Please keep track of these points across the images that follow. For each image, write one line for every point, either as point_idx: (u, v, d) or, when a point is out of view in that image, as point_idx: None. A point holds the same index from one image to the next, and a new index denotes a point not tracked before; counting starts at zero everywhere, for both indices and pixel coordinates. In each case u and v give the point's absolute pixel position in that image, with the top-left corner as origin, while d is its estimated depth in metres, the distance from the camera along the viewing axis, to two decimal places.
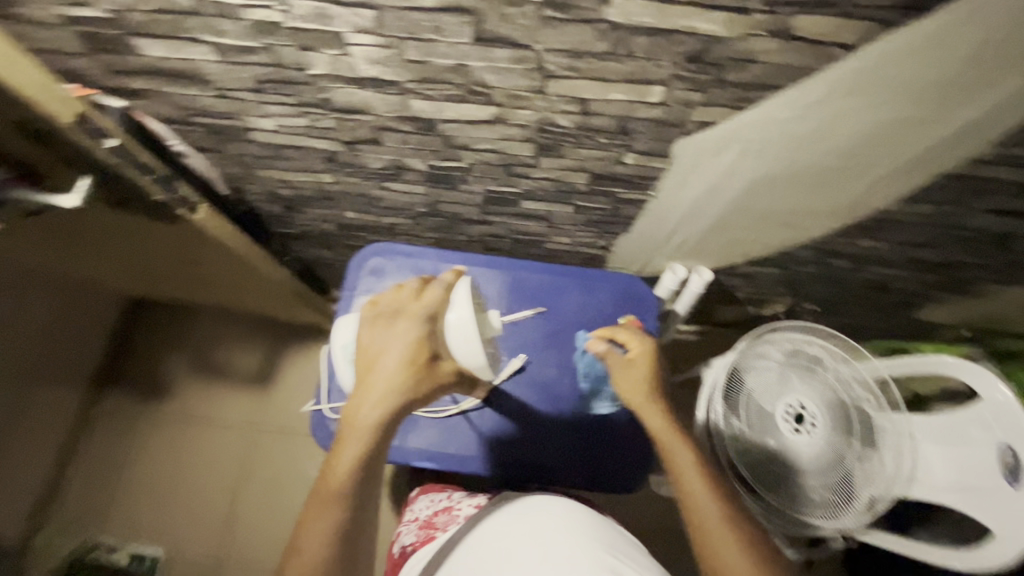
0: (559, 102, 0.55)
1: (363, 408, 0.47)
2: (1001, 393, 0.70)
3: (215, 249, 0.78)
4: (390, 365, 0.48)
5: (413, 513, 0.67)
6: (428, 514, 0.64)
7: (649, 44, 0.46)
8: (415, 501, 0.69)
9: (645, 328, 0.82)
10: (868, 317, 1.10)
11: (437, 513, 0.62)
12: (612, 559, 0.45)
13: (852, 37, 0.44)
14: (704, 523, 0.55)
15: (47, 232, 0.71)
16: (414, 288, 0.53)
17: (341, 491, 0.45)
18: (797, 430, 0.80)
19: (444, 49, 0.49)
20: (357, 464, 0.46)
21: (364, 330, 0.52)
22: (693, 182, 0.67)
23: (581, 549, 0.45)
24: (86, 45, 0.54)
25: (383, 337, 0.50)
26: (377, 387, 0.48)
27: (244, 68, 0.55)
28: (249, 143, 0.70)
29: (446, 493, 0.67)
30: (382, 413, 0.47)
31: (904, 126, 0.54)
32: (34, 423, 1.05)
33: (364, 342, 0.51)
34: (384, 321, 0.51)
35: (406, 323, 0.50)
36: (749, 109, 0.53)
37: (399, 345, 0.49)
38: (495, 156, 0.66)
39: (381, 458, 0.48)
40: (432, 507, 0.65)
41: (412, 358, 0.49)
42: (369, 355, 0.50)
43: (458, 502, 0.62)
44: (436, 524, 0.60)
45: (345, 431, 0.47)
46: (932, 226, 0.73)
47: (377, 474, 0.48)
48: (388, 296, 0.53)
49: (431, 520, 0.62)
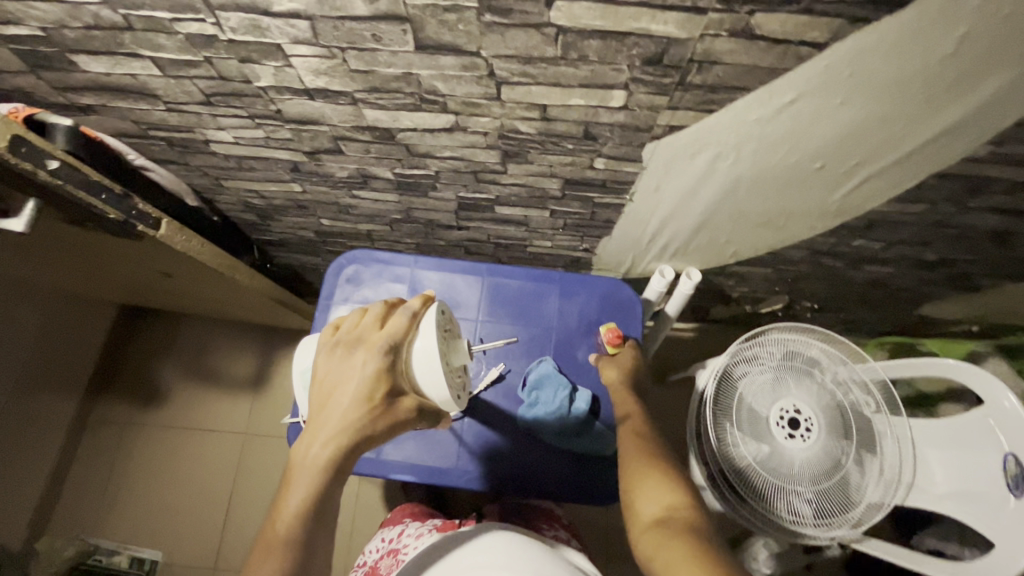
0: (516, 108, 0.52)
1: (314, 447, 0.46)
2: (1007, 400, 0.65)
3: (186, 262, 0.76)
4: (343, 402, 0.46)
5: (365, 558, 0.66)
6: (375, 558, 0.64)
7: (603, 47, 0.43)
8: (373, 540, 0.69)
9: (630, 334, 0.79)
10: (870, 313, 1.06)
11: (383, 557, 0.62)
12: None
13: (820, 35, 0.40)
14: (635, 460, 0.63)
15: (13, 248, 0.70)
16: (379, 314, 0.51)
17: (287, 536, 0.45)
18: (792, 436, 0.74)
19: (387, 58, 0.46)
20: (304, 507, 0.46)
21: (322, 358, 0.50)
22: (671, 185, 0.64)
23: None
24: (28, 62, 0.53)
25: (340, 369, 0.48)
26: (329, 425, 0.46)
27: (188, 82, 0.53)
28: (210, 155, 0.68)
29: (397, 531, 0.66)
30: (332, 453, 0.46)
31: (887, 126, 0.51)
32: (29, 431, 1.06)
33: (321, 372, 0.49)
34: (343, 350, 0.49)
35: (365, 354, 0.48)
36: (719, 111, 0.50)
37: (355, 380, 0.47)
38: (461, 163, 0.64)
39: (333, 500, 0.47)
40: (381, 549, 0.64)
41: (368, 395, 0.47)
42: (324, 389, 0.48)
43: (402, 544, 0.61)
44: (379, 570, 0.60)
45: (296, 470, 0.47)
46: (928, 225, 0.69)
47: (328, 517, 0.47)
48: (351, 320, 0.51)
49: (376, 566, 0.62)
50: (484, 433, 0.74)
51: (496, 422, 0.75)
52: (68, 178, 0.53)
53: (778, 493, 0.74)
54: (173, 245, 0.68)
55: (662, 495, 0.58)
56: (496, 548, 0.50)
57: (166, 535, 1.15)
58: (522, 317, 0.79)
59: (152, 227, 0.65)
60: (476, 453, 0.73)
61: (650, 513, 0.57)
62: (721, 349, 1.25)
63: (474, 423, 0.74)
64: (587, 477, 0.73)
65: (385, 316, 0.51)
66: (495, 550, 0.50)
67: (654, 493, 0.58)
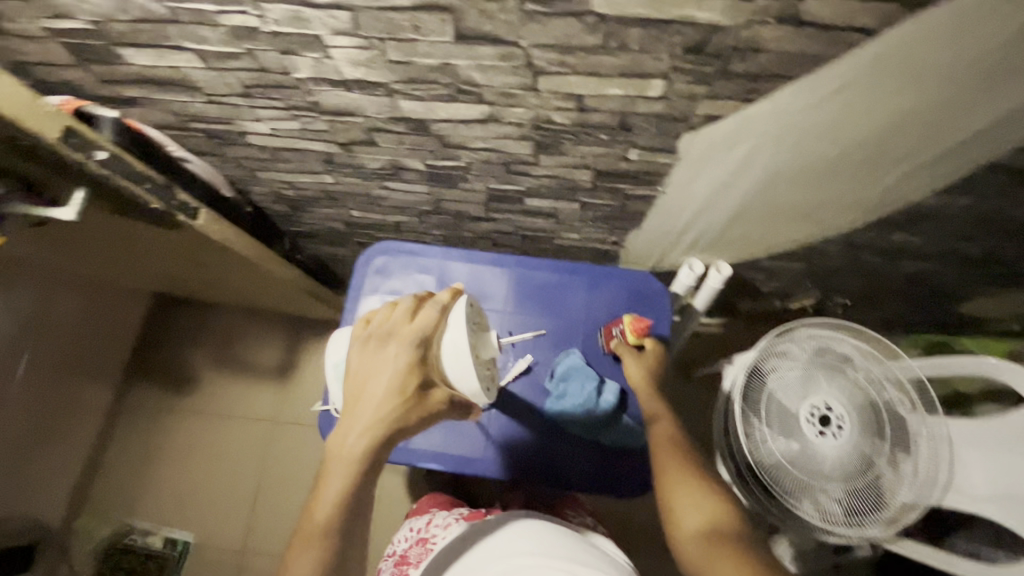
0: (552, 99, 0.52)
1: (350, 439, 0.47)
2: None
3: (222, 252, 0.78)
4: (376, 396, 0.47)
5: (393, 547, 0.67)
6: (404, 549, 0.64)
7: (643, 35, 0.42)
8: (400, 530, 0.70)
9: (658, 327, 0.79)
10: (905, 310, 1.03)
11: (413, 547, 0.62)
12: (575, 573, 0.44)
13: (871, 21, 0.39)
14: (668, 460, 0.63)
15: (59, 237, 0.73)
16: (409, 307, 0.51)
17: (328, 526, 0.46)
18: (823, 433, 0.73)
19: (426, 49, 0.47)
20: (341, 499, 0.46)
21: (354, 351, 0.50)
22: (705, 177, 0.63)
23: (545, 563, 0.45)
24: (77, 56, 0.54)
25: (373, 363, 0.49)
26: (363, 418, 0.47)
27: (229, 74, 0.54)
28: (247, 147, 0.69)
29: (424, 520, 0.67)
30: (367, 445, 0.47)
31: (935, 116, 0.49)
32: (70, 414, 1.10)
33: (353, 365, 0.50)
34: (375, 343, 0.49)
35: (396, 348, 0.48)
36: (760, 101, 0.49)
37: (388, 373, 0.48)
38: (493, 155, 0.64)
39: (368, 491, 0.48)
40: (410, 539, 0.64)
41: (400, 389, 0.47)
42: (357, 382, 0.49)
43: (431, 532, 0.62)
44: (410, 559, 0.61)
45: (332, 462, 0.47)
46: (972, 219, 0.67)
47: (364, 507, 0.48)
48: (381, 313, 0.51)
49: (405, 556, 0.62)
50: (512, 424, 0.74)
51: (523, 414, 0.75)
52: (115, 169, 0.55)
53: (809, 490, 0.72)
54: (210, 235, 0.70)
55: (703, 507, 0.59)
56: (524, 531, 0.51)
57: (198, 517, 1.18)
58: (549, 310, 0.79)
59: (191, 217, 0.66)
60: (504, 444, 0.74)
61: (692, 526, 0.58)
62: (748, 345, 1.23)
63: (500, 415, 0.74)
64: (613, 472, 0.73)
65: (414, 310, 0.51)
66: (523, 531, 0.51)
67: (696, 504, 0.59)
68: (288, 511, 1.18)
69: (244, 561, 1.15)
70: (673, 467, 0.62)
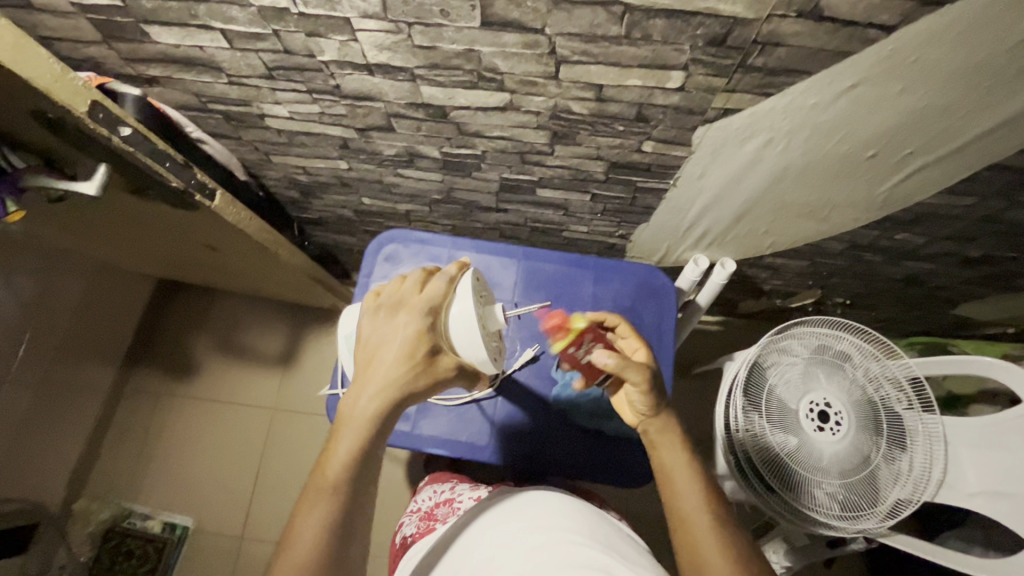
0: (572, 88, 0.53)
1: (360, 401, 0.47)
2: None
3: (234, 235, 0.78)
4: (386, 360, 0.48)
5: (416, 505, 0.68)
6: (430, 506, 0.66)
7: (666, 26, 0.43)
8: (422, 492, 0.71)
9: (663, 321, 0.80)
10: (902, 311, 1.05)
11: (439, 505, 0.64)
12: (605, 559, 0.43)
13: (889, 18, 0.41)
14: (685, 508, 0.51)
15: (72, 214, 0.73)
16: (418, 279, 0.52)
17: (336, 485, 0.46)
18: (821, 429, 0.73)
19: (452, 34, 0.48)
20: (350, 459, 0.47)
21: (365, 320, 0.51)
22: (716, 171, 0.64)
23: (577, 543, 0.45)
24: (103, 33, 0.55)
25: (382, 330, 0.49)
26: (373, 382, 0.47)
27: (253, 55, 0.55)
28: (264, 130, 0.70)
29: (448, 485, 0.69)
30: (377, 407, 0.47)
31: (940, 115, 0.51)
32: (73, 396, 1.10)
33: (364, 333, 0.50)
34: (386, 313, 0.50)
35: (406, 317, 0.49)
36: (776, 96, 0.50)
37: (398, 339, 0.48)
38: (509, 144, 0.65)
39: (376, 453, 0.48)
40: (434, 499, 0.66)
41: (409, 353, 0.48)
42: (367, 349, 0.49)
43: (458, 494, 0.64)
44: (436, 516, 0.62)
45: (342, 425, 0.48)
46: (973, 220, 0.69)
47: (372, 469, 0.48)
48: (391, 285, 0.52)
49: (432, 512, 0.64)
50: (518, 412, 0.75)
51: (527, 403, 0.75)
52: (138, 145, 0.55)
53: (804, 484, 0.72)
54: (225, 217, 0.70)
55: None
56: (560, 507, 0.51)
57: (197, 502, 1.18)
58: (556, 300, 0.80)
59: (208, 197, 0.67)
60: (509, 432, 0.74)
61: None
62: (748, 343, 1.25)
63: (506, 402, 0.75)
64: (616, 460, 0.73)
65: (424, 282, 0.52)
66: (558, 506, 0.51)
67: None
68: (288, 497, 1.19)
69: (243, 547, 1.15)
70: (685, 502, 0.51)
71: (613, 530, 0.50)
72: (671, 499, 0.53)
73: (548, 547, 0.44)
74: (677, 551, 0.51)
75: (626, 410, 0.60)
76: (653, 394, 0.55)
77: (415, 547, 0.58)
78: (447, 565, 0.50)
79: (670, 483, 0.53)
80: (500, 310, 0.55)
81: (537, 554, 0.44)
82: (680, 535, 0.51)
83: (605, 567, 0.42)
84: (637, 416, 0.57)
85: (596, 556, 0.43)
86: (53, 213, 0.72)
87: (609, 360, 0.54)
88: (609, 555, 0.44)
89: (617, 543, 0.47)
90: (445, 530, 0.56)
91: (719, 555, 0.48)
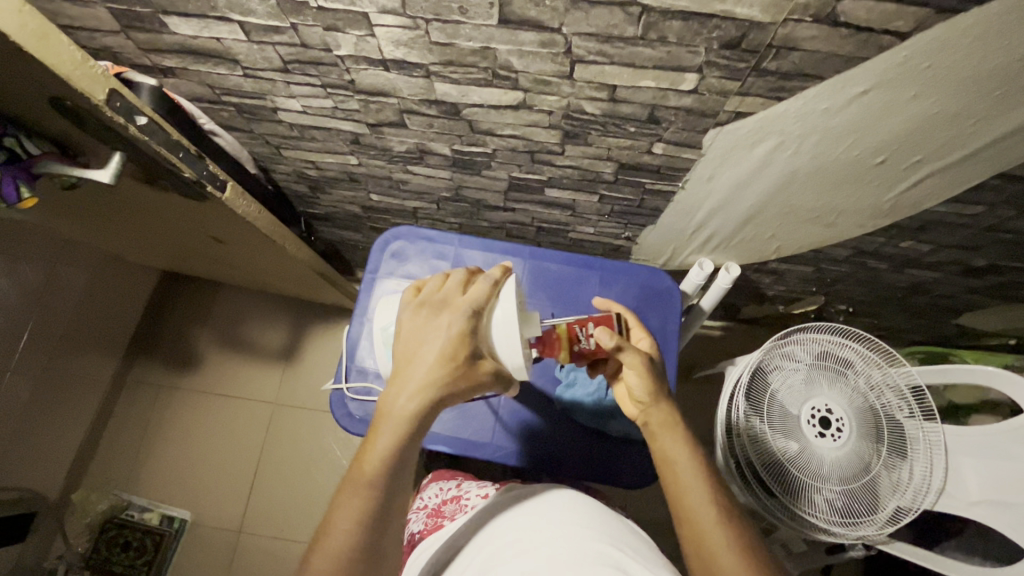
0: (586, 88, 0.53)
1: (400, 399, 0.47)
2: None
3: (244, 228, 0.78)
4: (429, 358, 0.48)
5: (422, 502, 0.69)
6: (437, 503, 0.66)
7: (682, 28, 0.44)
8: (427, 489, 0.72)
9: (670, 322, 0.80)
10: (903, 319, 1.06)
11: (446, 503, 0.64)
12: (618, 555, 0.44)
13: (904, 24, 0.41)
14: (690, 507, 0.51)
15: (83, 202, 0.73)
16: (460, 280, 0.53)
17: (373, 480, 0.45)
18: (822, 435, 0.72)
19: (469, 32, 0.48)
20: (388, 455, 0.46)
21: (406, 317, 0.51)
22: (725, 175, 0.64)
23: (592, 539, 0.45)
24: (122, 23, 0.56)
25: (424, 328, 0.50)
26: (415, 379, 0.47)
27: (270, 49, 0.55)
28: (276, 124, 0.71)
29: (453, 483, 0.69)
30: (418, 406, 0.47)
31: (950, 123, 0.51)
32: (75, 386, 1.10)
33: (405, 329, 0.50)
34: (428, 311, 0.50)
35: (450, 317, 0.49)
36: (788, 100, 0.50)
37: (441, 339, 0.48)
38: (519, 142, 0.65)
39: (413, 451, 0.48)
40: (440, 497, 0.67)
41: (451, 355, 0.48)
42: (408, 346, 0.49)
43: (465, 492, 0.65)
44: (443, 513, 0.62)
45: (381, 420, 0.48)
46: (977, 229, 0.69)
47: (407, 468, 0.48)
48: (433, 283, 0.53)
49: (439, 509, 0.64)
50: (522, 412, 0.75)
51: (531, 402, 0.75)
52: (152, 135, 0.56)
53: (804, 489, 0.72)
54: (235, 209, 0.71)
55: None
56: (573, 504, 0.51)
57: (196, 496, 1.18)
58: (563, 300, 0.80)
59: (219, 189, 0.67)
60: (513, 430, 0.74)
61: None
62: (750, 348, 1.25)
63: (510, 401, 0.75)
64: (619, 460, 0.74)
65: (466, 283, 0.53)
66: (570, 504, 0.51)
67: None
68: (287, 492, 1.18)
69: (241, 541, 1.15)
70: (687, 492, 0.52)
71: (626, 527, 0.51)
72: (674, 489, 0.53)
73: (562, 543, 0.44)
74: (682, 541, 0.51)
75: (626, 403, 0.62)
76: (651, 380, 0.57)
77: (424, 544, 0.58)
78: (461, 562, 0.50)
79: (672, 474, 0.54)
80: (538, 320, 0.57)
81: (549, 547, 0.44)
82: (684, 526, 0.51)
83: (619, 563, 0.43)
84: (638, 407, 0.59)
85: (610, 552, 0.44)
86: (64, 202, 0.72)
87: (609, 340, 0.56)
88: (621, 550, 0.45)
89: (629, 538, 0.48)
90: (455, 527, 0.57)
91: (723, 543, 0.48)
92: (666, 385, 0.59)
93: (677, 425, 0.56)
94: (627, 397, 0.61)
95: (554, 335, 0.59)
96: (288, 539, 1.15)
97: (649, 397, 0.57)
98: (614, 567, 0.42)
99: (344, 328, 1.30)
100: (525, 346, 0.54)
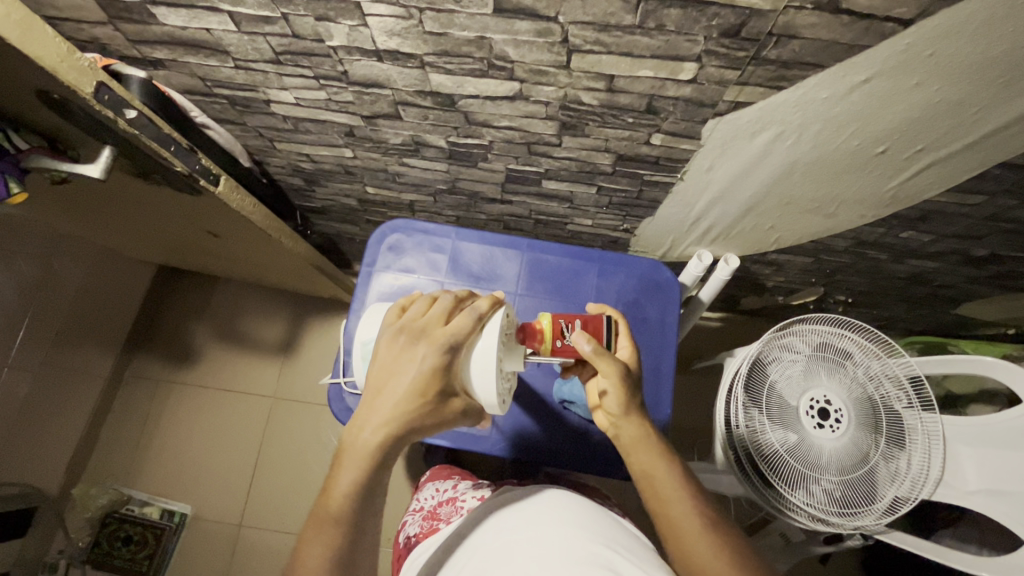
0: (583, 78, 0.52)
1: (365, 431, 0.46)
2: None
3: (237, 222, 0.77)
4: (398, 391, 0.46)
5: (419, 504, 0.69)
6: (433, 505, 0.66)
7: (681, 16, 0.43)
8: (423, 489, 0.72)
9: (668, 315, 0.80)
10: (901, 308, 1.05)
11: (442, 505, 0.64)
12: (613, 556, 0.44)
13: (907, 12, 0.40)
14: (674, 517, 0.51)
15: (73, 196, 0.72)
16: (446, 307, 0.51)
17: (341, 514, 0.45)
18: (820, 425, 0.71)
19: (463, 21, 0.47)
20: (355, 489, 0.45)
21: (384, 343, 0.49)
22: (724, 165, 0.64)
23: (586, 541, 0.45)
24: (109, 13, 0.55)
25: (400, 358, 0.48)
26: (382, 412, 0.46)
27: (262, 39, 0.54)
28: (270, 116, 0.70)
29: (450, 483, 0.69)
30: (381, 440, 0.46)
31: (956, 112, 0.50)
32: (72, 381, 1.09)
33: (382, 356, 0.49)
34: (407, 339, 0.49)
35: (426, 349, 0.48)
36: (789, 89, 0.50)
37: (414, 372, 0.47)
38: (516, 134, 0.64)
39: (380, 484, 0.47)
40: (436, 498, 0.67)
41: (421, 391, 0.47)
42: (381, 374, 0.48)
43: (460, 494, 0.65)
44: (439, 516, 0.62)
45: (347, 452, 0.47)
46: (973, 218, 0.69)
47: (376, 500, 0.47)
48: (419, 307, 0.51)
49: (435, 511, 0.64)
50: (516, 410, 0.74)
51: (527, 398, 0.75)
52: (143, 128, 0.55)
53: (803, 480, 0.71)
54: (229, 203, 0.70)
55: None
56: (566, 504, 0.51)
57: (195, 492, 1.18)
58: (561, 292, 0.79)
59: (212, 183, 0.66)
60: (508, 429, 0.74)
61: None
62: (747, 340, 1.25)
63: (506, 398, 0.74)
64: (615, 454, 0.73)
65: (452, 311, 0.51)
66: (564, 505, 0.51)
67: None
68: (286, 485, 1.19)
69: (241, 535, 1.15)
70: (669, 502, 0.52)
71: (615, 521, 0.51)
72: (656, 504, 0.52)
73: (554, 547, 0.44)
74: (670, 552, 0.51)
75: (597, 412, 0.60)
76: (626, 393, 0.55)
77: (420, 548, 0.58)
78: (454, 564, 0.50)
79: (652, 489, 0.53)
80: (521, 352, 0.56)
81: (545, 547, 0.44)
82: (671, 539, 0.51)
83: (611, 563, 0.43)
84: (609, 418, 0.57)
85: (602, 553, 0.44)
86: (54, 196, 0.71)
87: (587, 346, 0.54)
88: (615, 551, 0.44)
89: (621, 537, 0.48)
90: (448, 532, 0.57)
91: (710, 553, 0.48)
92: (639, 398, 0.57)
93: (649, 440, 0.55)
94: (598, 405, 0.60)
95: (535, 328, 0.56)
96: (286, 533, 1.15)
97: (621, 407, 0.55)
98: (608, 569, 0.42)
99: (341, 321, 1.29)
100: (501, 383, 0.53)
